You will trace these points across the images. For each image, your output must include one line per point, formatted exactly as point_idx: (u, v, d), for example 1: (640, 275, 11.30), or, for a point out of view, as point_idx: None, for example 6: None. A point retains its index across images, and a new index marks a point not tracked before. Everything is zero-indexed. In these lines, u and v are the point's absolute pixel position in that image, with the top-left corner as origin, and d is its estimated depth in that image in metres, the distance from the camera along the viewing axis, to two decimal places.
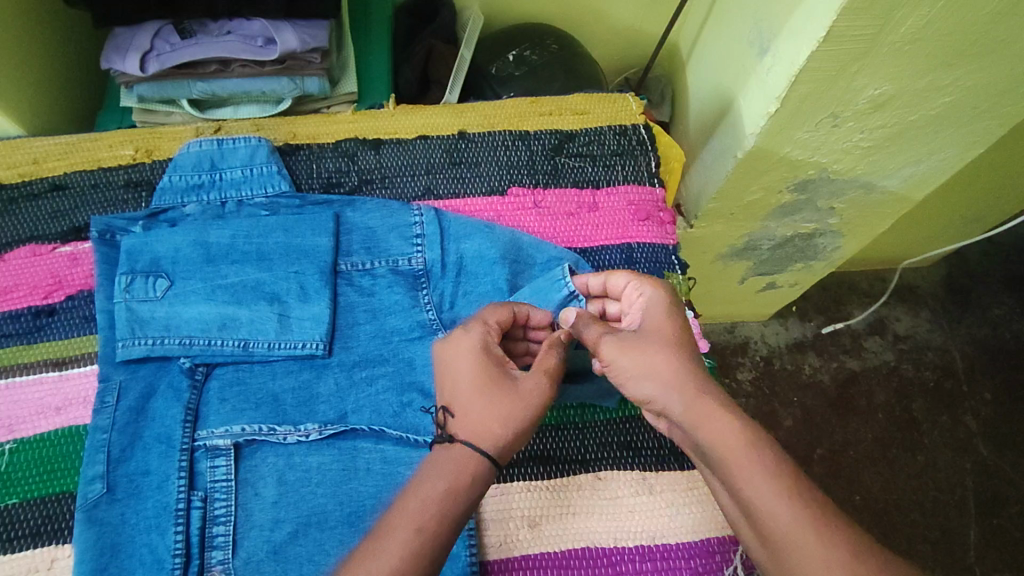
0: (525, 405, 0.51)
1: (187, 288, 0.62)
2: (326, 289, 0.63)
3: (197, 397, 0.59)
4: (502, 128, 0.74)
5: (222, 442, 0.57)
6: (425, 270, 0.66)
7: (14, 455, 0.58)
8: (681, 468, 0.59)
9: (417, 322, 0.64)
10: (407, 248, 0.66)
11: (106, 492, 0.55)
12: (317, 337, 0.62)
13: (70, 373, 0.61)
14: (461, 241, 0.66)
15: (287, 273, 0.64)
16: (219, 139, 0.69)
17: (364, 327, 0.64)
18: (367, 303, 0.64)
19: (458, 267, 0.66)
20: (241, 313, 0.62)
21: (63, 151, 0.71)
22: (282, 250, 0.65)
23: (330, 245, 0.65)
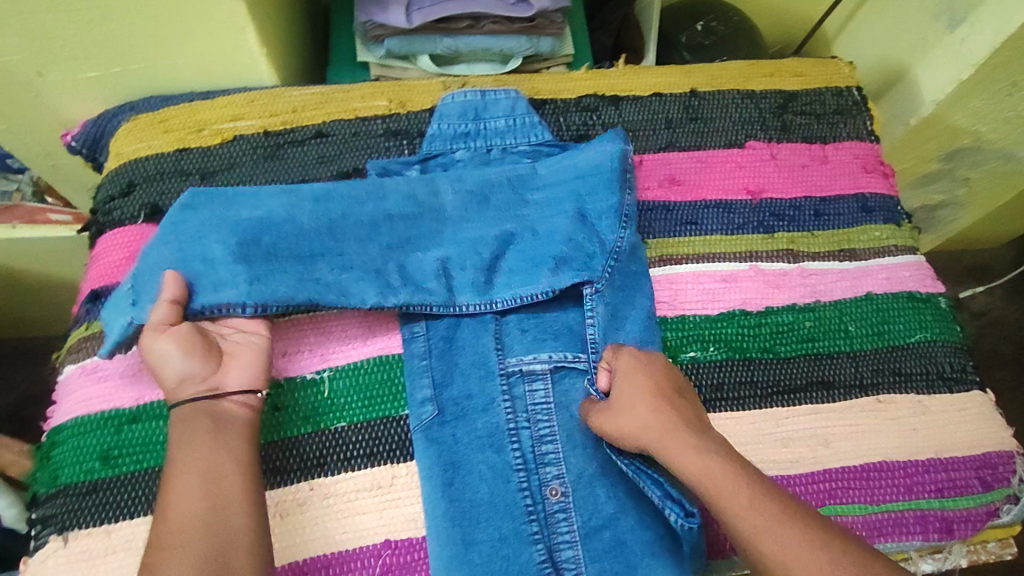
0: (167, 364, 0.52)
1: (171, 234, 0.58)
2: (460, 237, 0.64)
3: (500, 329, 0.62)
4: (729, 87, 0.78)
5: (539, 367, 0.61)
6: (463, 213, 0.65)
7: (334, 382, 0.60)
8: (951, 391, 0.64)
9: (483, 252, 0.63)
10: (524, 193, 0.67)
11: (437, 414, 0.58)
12: (377, 291, 0.60)
13: (345, 314, 0.63)
14: (473, 171, 0.67)
15: (426, 233, 0.64)
16: (480, 89, 0.72)
17: (409, 257, 0.62)
18: (416, 249, 0.63)
19: (483, 196, 0.66)
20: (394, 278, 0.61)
21: (318, 101, 0.73)
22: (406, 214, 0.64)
23: (453, 200, 0.65)
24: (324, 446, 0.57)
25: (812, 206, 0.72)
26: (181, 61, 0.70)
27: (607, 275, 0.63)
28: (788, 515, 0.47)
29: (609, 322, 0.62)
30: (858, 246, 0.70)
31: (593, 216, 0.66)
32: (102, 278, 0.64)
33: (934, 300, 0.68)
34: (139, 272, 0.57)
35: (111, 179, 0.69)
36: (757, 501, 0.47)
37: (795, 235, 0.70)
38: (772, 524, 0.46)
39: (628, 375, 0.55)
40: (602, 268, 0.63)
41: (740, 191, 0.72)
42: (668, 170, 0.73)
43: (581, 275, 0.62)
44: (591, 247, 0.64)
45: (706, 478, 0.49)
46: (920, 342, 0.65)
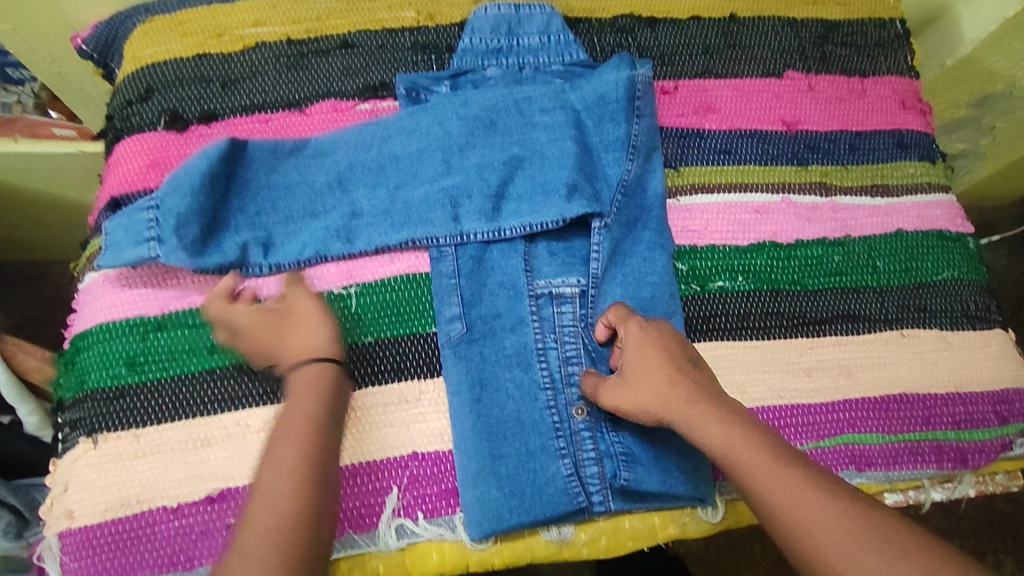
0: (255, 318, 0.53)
1: (184, 180, 0.57)
2: (465, 164, 0.63)
3: (529, 251, 0.61)
4: (770, 14, 0.75)
5: (567, 290, 0.60)
6: (468, 139, 0.63)
7: (361, 298, 0.59)
8: (973, 328, 0.64)
9: (489, 175, 0.62)
10: (537, 117, 0.64)
11: (466, 331, 0.58)
12: (386, 231, 0.61)
13: (371, 232, 0.61)
14: (478, 95, 0.65)
15: (433, 165, 0.63)
16: (515, 3, 0.68)
17: (413, 191, 0.62)
18: (421, 182, 0.62)
19: (489, 121, 0.64)
20: (400, 217, 0.61)
21: (344, 9, 0.70)
22: (411, 151, 0.63)
23: (459, 127, 0.64)
24: (351, 360, 0.57)
25: (847, 140, 0.71)
26: None
27: (616, 208, 0.62)
28: (808, 479, 0.45)
29: (611, 258, 0.61)
30: (890, 182, 0.69)
31: (599, 148, 0.64)
32: (122, 185, 0.62)
33: (963, 240, 0.68)
34: (131, 211, 0.57)
35: (127, 84, 0.66)
36: (781, 465, 0.46)
37: (829, 168, 0.69)
38: (799, 489, 0.45)
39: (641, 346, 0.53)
40: (610, 202, 0.63)
41: (775, 121, 0.71)
42: (703, 98, 0.71)
43: (589, 205, 0.61)
44: (599, 181, 0.63)
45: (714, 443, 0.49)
46: (948, 280, 0.65)
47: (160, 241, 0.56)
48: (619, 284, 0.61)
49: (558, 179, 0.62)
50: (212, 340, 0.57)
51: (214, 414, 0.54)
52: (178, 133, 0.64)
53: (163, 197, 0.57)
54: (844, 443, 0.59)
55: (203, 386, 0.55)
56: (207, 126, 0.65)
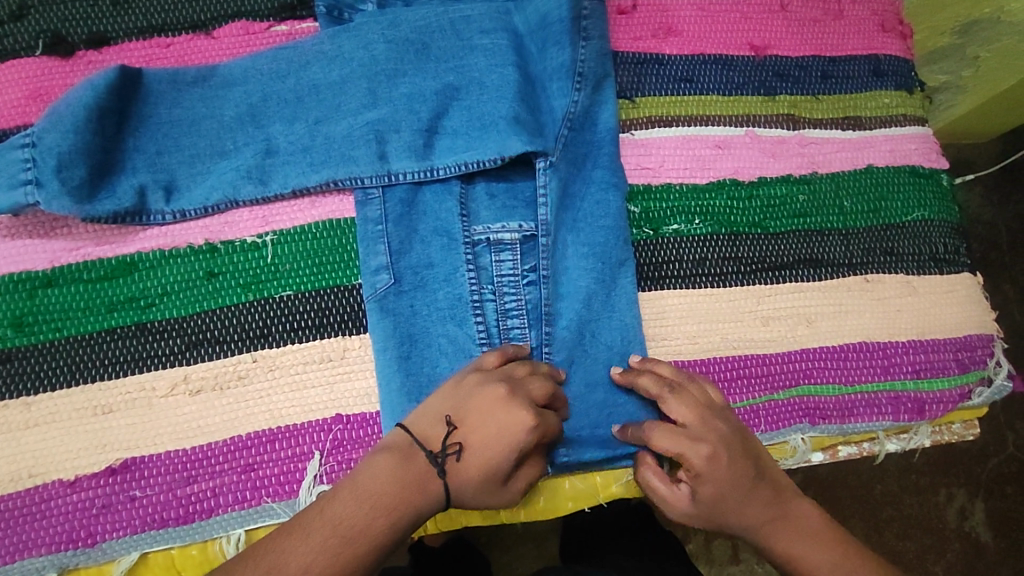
0: None
1: (66, 115, 0.49)
2: (393, 95, 0.56)
3: (465, 193, 0.55)
4: None
5: (508, 236, 0.55)
6: (397, 65, 0.56)
7: (278, 248, 0.54)
8: (940, 272, 0.60)
9: (420, 107, 0.55)
10: (476, 40, 0.57)
11: (394, 283, 0.52)
12: (304, 170, 0.54)
13: (287, 173, 0.54)
14: (408, 15, 0.57)
15: (359, 95, 0.56)
16: None
17: (336, 125, 0.55)
18: (344, 116, 0.55)
19: (422, 45, 0.57)
20: (321, 154, 0.55)
21: None
22: (334, 80, 0.56)
23: (387, 51, 0.56)
24: (267, 316, 0.52)
25: (819, 67, 0.64)
26: None
27: (562, 143, 0.56)
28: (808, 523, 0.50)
29: (561, 200, 0.55)
30: (862, 114, 0.64)
31: (544, 77, 0.57)
32: None
33: (936, 177, 0.63)
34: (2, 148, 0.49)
35: None
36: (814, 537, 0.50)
37: (798, 99, 0.63)
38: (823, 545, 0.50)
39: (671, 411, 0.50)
40: (556, 136, 0.56)
41: (742, 45, 0.64)
42: (664, 19, 0.64)
43: (532, 141, 0.54)
44: (544, 114, 0.57)
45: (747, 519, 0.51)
46: (918, 222, 0.61)
47: (39, 185, 0.48)
48: (569, 231, 0.56)
49: (498, 110, 0.55)
50: (111, 296, 0.51)
51: (117, 377, 0.50)
52: (61, 60, 0.56)
53: (42, 133, 0.49)
54: (798, 395, 0.56)
55: (102, 347, 0.50)
56: (97, 51, 0.57)
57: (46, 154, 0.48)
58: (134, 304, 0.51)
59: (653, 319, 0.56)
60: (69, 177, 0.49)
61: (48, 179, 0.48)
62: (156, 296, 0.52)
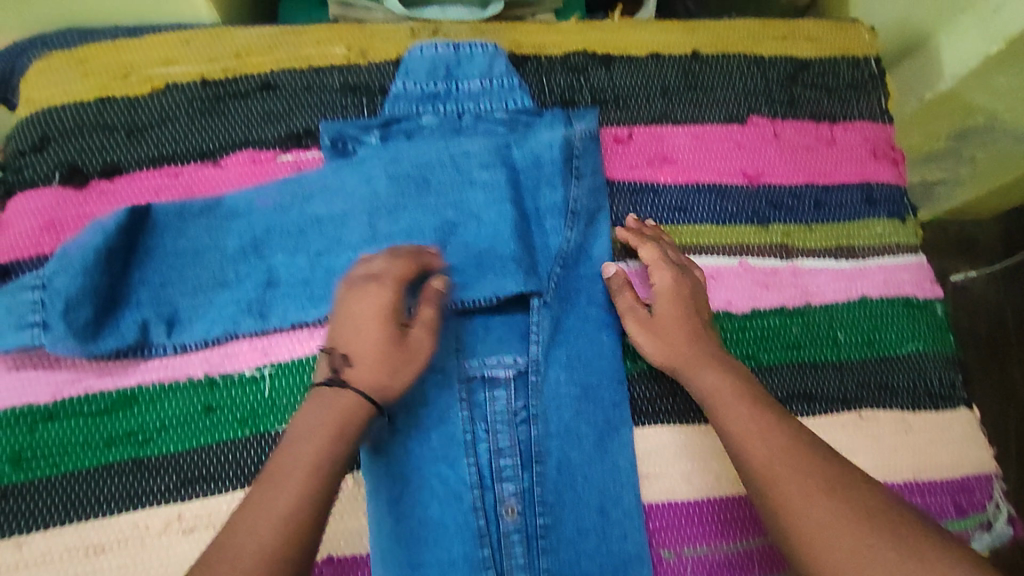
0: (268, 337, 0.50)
1: (73, 258, 0.51)
2: (394, 229, 0.57)
3: (461, 327, 0.57)
4: (736, 51, 0.69)
5: (502, 372, 0.56)
6: (398, 199, 0.58)
7: (274, 381, 0.54)
8: (936, 409, 0.60)
9: (419, 240, 0.57)
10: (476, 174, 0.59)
11: (387, 421, 0.53)
12: (303, 304, 0.56)
13: (288, 308, 0.56)
14: (410, 149, 0.59)
15: (360, 228, 0.57)
16: (454, 42, 0.62)
17: (337, 259, 0.56)
18: (346, 249, 0.57)
19: (422, 180, 0.59)
20: (322, 287, 0.56)
21: (266, 45, 0.63)
22: (336, 212, 0.58)
23: (387, 185, 0.58)
24: (262, 452, 0.53)
25: (813, 195, 0.66)
26: None
27: (554, 283, 0.58)
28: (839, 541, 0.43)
29: (552, 338, 0.57)
30: (855, 243, 0.65)
31: (538, 214, 0.60)
32: (10, 249, 0.56)
33: (931, 308, 0.64)
34: (14, 290, 0.51)
35: (22, 130, 0.59)
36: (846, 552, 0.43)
37: (791, 228, 0.64)
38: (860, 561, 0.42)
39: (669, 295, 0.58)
40: (548, 275, 0.58)
41: (736, 173, 0.65)
42: (659, 147, 0.65)
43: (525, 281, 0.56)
44: (538, 252, 0.59)
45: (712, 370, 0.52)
46: (912, 355, 0.61)
47: (46, 327, 0.51)
48: (563, 367, 0.56)
49: (495, 246, 0.57)
50: (110, 430, 0.52)
51: (109, 514, 0.50)
52: (75, 189, 0.58)
53: (51, 276, 0.51)
54: None
55: (98, 484, 0.51)
56: (108, 180, 0.58)
57: (56, 297, 0.51)
58: (131, 439, 0.52)
59: (647, 456, 0.56)
60: (76, 319, 0.51)
61: (56, 320, 0.51)
62: (154, 431, 0.52)
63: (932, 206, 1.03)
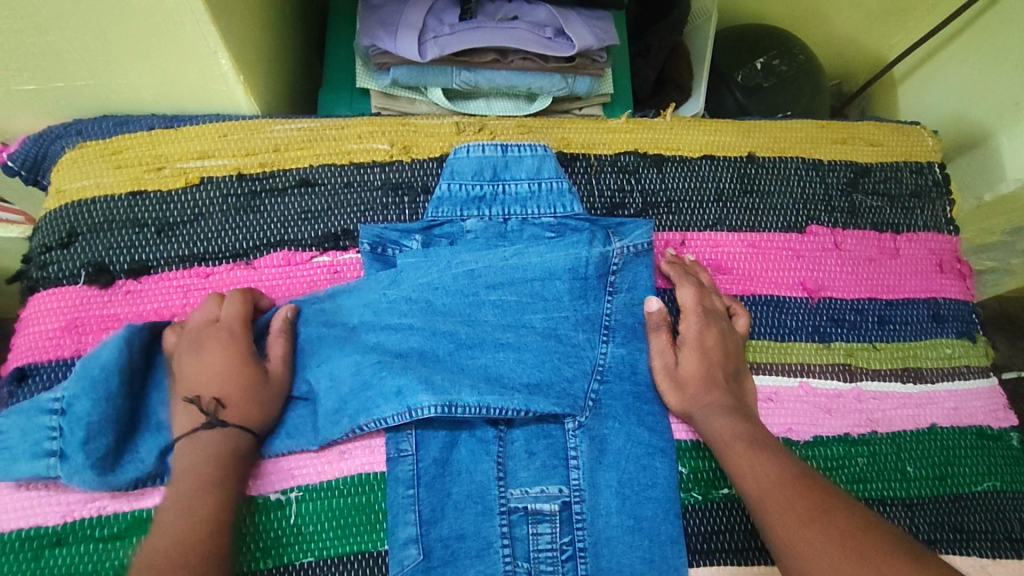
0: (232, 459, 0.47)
1: (98, 379, 0.48)
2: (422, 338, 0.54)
3: (503, 451, 0.52)
4: (793, 154, 0.66)
5: (546, 506, 0.51)
6: (427, 311, 0.55)
7: (301, 506, 0.50)
8: (1018, 556, 0.55)
9: (432, 369, 0.52)
10: (519, 285, 0.56)
11: (422, 559, 0.48)
12: (315, 424, 0.52)
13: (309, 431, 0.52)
14: (454, 256, 0.56)
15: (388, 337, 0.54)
16: (503, 144, 0.60)
17: (341, 364, 0.53)
18: (352, 351, 0.53)
19: (425, 305, 0.55)
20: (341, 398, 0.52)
21: (306, 139, 0.61)
22: (357, 325, 0.54)
23: (420, 295, 0.55)
24: None
25: (876, 311, 0.62)
26: (140, 82, 0.58)
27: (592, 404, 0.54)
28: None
29: (598, 465, 0.53)
30: (924, 365, 0.60)
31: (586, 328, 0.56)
32: (29, 350, 0.54)
33: (1006, 438, 0.59)
34: (29, 411, 0.48)
35: (49, 224, 0.57)
36: None
37: (854, 346, 0.60)
38: None
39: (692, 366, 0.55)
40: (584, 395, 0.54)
41: (795, 285, 0.62)
42: (715, 254, 0.62)
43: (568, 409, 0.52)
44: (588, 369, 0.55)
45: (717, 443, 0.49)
46: (990, 493, 0.57)
47: (63, 458, 0.47)
48: (614, 497, 0.52)
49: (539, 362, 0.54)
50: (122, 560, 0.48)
51: None
52: (101, 288, 0.55)
53: (71, 399, 0.48)
54: None
55: None
56: (136, 280, 0.56)
57: (74, 422, 0.47)
58: None
59: None
60: (93, 449, 0.47)
61: (72, 448, 0.47)
62: None
63: (982, 294, 0.99)
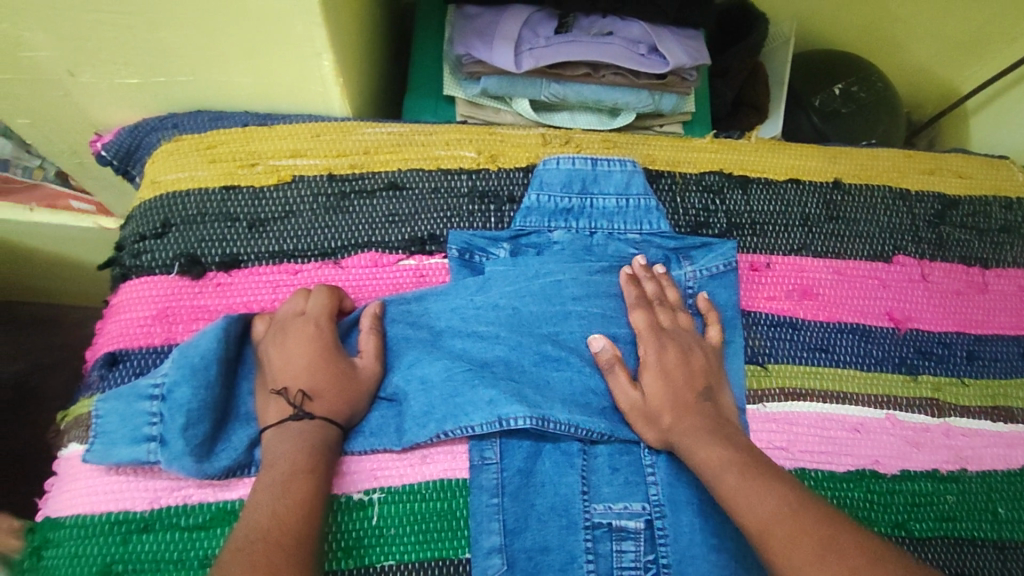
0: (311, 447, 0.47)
1: (198, 367, 0.49)
2: (508, 345, 0.54)
3: (587, 465, 0.52)
4: (879, 182, 0.65)
5: (631, 523, 0.50)
6: (512, 319, 0.54)
7: (384, 508, 0.50)
8: None
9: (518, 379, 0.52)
10: (604, 297, 0.56)
11: (506, 569, 0.48)
12: (396, 427, 0.51)
13: (392, 437, 0.51)
14: (541, 266, 0.56)
15: (476, 343, 0.54)
16: (592, 157, 0.60)
17: (430, 367, 0.52)
18: (438, 357, 0.53)
19: (513, 312, 0.54)
20: (422, 404, 0.51)
21: (395, 143, 0.62)
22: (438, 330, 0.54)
23: (507, 301, 0.55)
24: None
25: (964, 346, 0.60)
26: (240, 80, 0.59)
27: None
28: None
29: (682, 483, 0.51)
30: (1014, 404, 0.59)
31: None
32: (120, 337, 0.54)
33: None
34: (126, 398, 0.49)
35: (144, 214, 0.58)
36: None
37: (942, 381, 0.59)
38: None
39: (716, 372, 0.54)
40: None
41: (881, 315, 0.60)
42: (800, 278, 0.61)
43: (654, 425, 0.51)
44: None
45: (763, 475, 0.45)
46: None
47: (163, 444, 0.47)
48: (699, 517, 0.50)
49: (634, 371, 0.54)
50: (205, 551, 0.48)
51: None
52: (193, 279, 0.56)
53: (170, 385, 0.48)
54: None
55: None
56: (227, 273, 0.56)
57: (173, 409, 0.48)
58: None
59: None
60: (192, 437, 0.47)
61: (172, 436, 0.47)
62: None
63: None
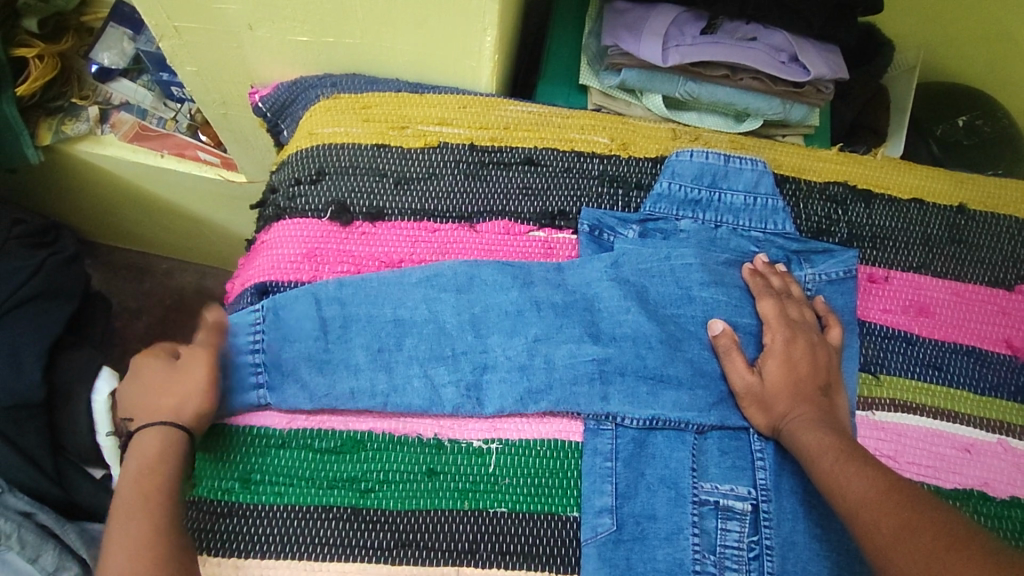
0: None
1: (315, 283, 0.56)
2: (631, 322, 0.56)
3: (699, 445, 0.53)
4: (1005, 211, 0.65)
5: (737, 504, 0.51)
6: (636, 298, 0.56)
7: (502, 458, 0.52)
8: None
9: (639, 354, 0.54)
10: (725, 289, 0.57)
11: (615, 530, 0.50)
12: (516, 397, 0.53)
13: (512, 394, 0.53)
14: (668, 252, 0.58)
15: (599, 316, 0.56)
16: (725, 154, 0.63)
17: (555, 352, 0.55)
18: (565, 340, 0.55)
19: (639, 290, 0.57)
20: (545, 377, 0.54)
21: (534, 122, 0.65)
22: (566, 304, 0.56)
23: (633, 281, 0.57)
24: (477, 532, 0.50)
25: None
26: (402, 48, 0.63)
27: None
28: None
29: (791, 474, 0.52)
30: None
31: None
32: (270, 269, 0.59)
33: None
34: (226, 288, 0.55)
35: (300, 161, 0.63)
36: None
37: None
38: None
39: (837, 371, 0.55)
40: None
41: (998, 341, 0.60)
42: (918, 296, 0.61)
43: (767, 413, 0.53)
44: None
45: (884, 466, 0.46)
46: None
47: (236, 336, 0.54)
48: (806, 509, 0.51)
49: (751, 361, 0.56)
50: (335, 473, 0.52)
51: (323, 560, 0.49)
52: (341, 226, 0.60)
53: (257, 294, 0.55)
54: None
55: (315, 526, 0.50)
56: (372, 224, 0.60)
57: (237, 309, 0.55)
58: (354, 486, 0.51)
59: None
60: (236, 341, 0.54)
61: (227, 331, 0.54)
62: (376, 482, 0.51)
63: None
